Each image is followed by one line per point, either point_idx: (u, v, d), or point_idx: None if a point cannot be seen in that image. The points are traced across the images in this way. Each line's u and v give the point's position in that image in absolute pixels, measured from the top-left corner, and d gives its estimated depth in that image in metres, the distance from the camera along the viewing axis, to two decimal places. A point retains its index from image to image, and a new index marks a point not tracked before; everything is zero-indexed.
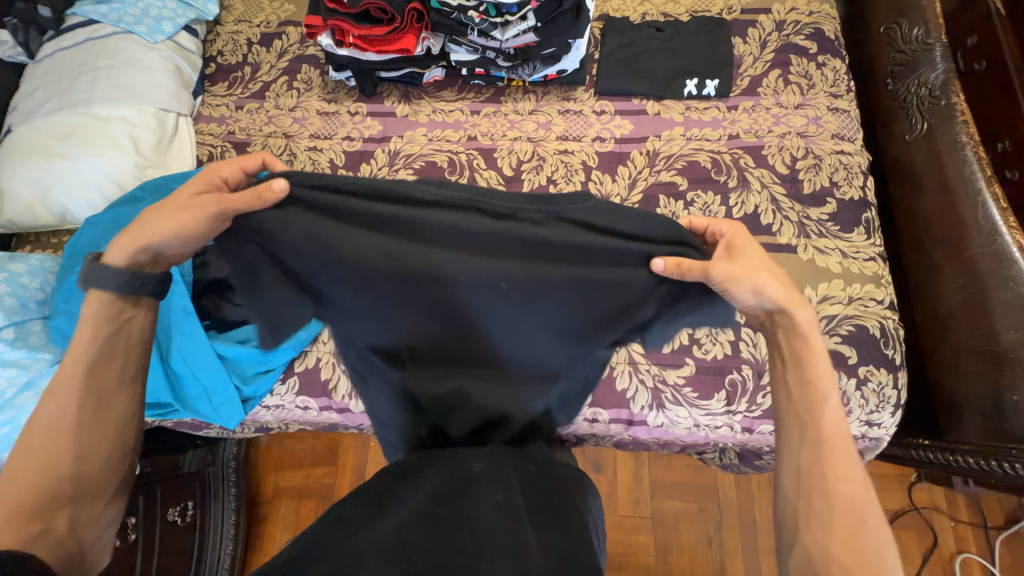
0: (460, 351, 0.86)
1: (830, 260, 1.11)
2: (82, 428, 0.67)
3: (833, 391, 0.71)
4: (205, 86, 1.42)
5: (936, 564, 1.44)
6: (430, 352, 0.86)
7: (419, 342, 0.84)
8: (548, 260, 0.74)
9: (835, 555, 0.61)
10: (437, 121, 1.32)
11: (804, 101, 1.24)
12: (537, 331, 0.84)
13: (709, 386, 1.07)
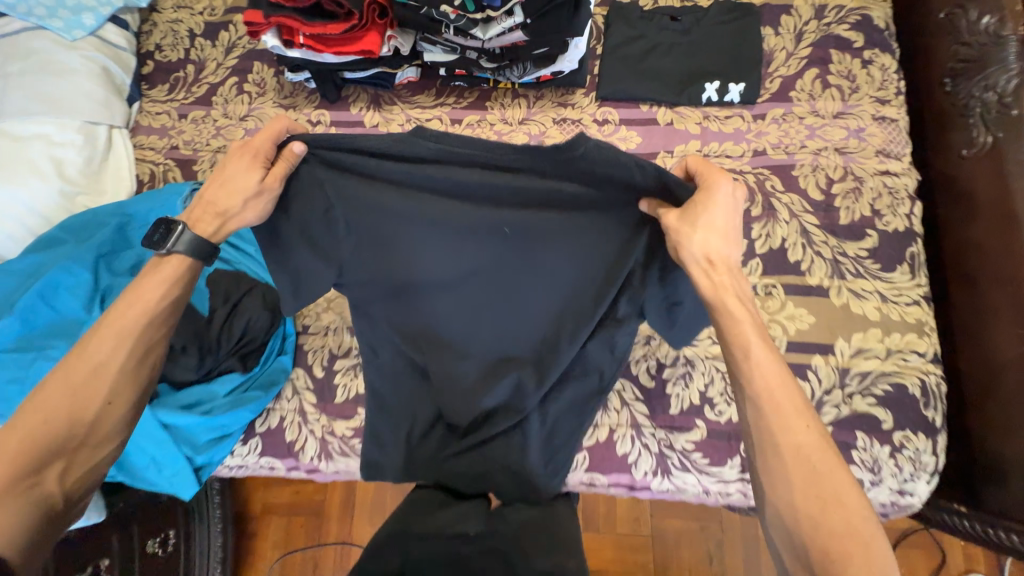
0: (460, 349, 0.91)
1: (866, 306, 0.96)
2: (118, 380, 0.71)
3: (756, 341, 0.68)
4: (142, 89, 1.22)
5: None
6: (429, 354, 0.92)
7: (426, 348, 0.92)
8: (535, 238, 0.80)
9: (831, 540, 0.58)
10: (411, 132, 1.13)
11: (844, 109, 1.05)
12: (528, 317, 0.88)
13: (722, 452, 0.94)
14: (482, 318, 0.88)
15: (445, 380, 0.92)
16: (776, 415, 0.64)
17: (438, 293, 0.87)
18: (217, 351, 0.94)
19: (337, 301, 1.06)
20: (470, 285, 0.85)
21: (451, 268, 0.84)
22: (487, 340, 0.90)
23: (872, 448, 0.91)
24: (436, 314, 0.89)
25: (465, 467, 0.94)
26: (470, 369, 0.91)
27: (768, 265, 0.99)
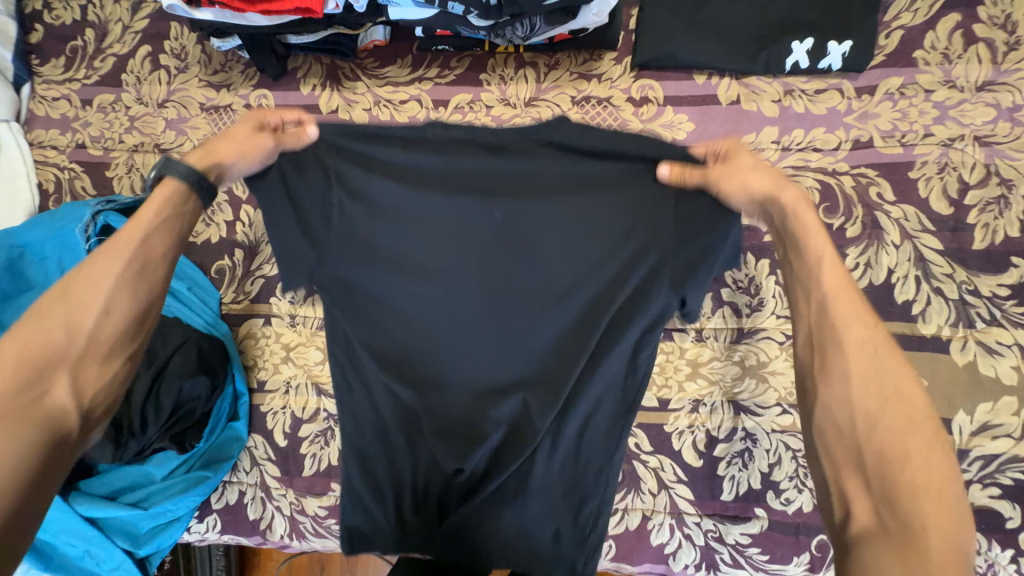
0: (445, 379, 0.63)
1: (1001, 366, 0.70)
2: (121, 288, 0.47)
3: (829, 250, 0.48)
4: (32, 66, 0.93)
5: None
6: (405, 387, 0.63)
7: (402, 381, 0.63)
8: (548, 210, 0.59)
9: (902, 457, 0.38)
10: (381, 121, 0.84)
11: (994, 78, 0.73)
12: (539, 323, 0.61)
13: (785, 549, 0.74)
14: (479, 330, 0.62)
15: (430, 423, 0.63)
16: (835, 298, 0.45)
17: (417, 301, 0.62)
18: (142, 432, 0.73)
19: (299, 348, 0.84)
20: (466, 282, 0.61)
21: (438, 260, 0.61)
22: (485, 359, 0.62)
23: (989, 552, 0.70)
24: (416, 325, 0.62)
25: (456, 546, 0.65)
26: (462, 405, 0.63)
27: (865, 307, 0.73)
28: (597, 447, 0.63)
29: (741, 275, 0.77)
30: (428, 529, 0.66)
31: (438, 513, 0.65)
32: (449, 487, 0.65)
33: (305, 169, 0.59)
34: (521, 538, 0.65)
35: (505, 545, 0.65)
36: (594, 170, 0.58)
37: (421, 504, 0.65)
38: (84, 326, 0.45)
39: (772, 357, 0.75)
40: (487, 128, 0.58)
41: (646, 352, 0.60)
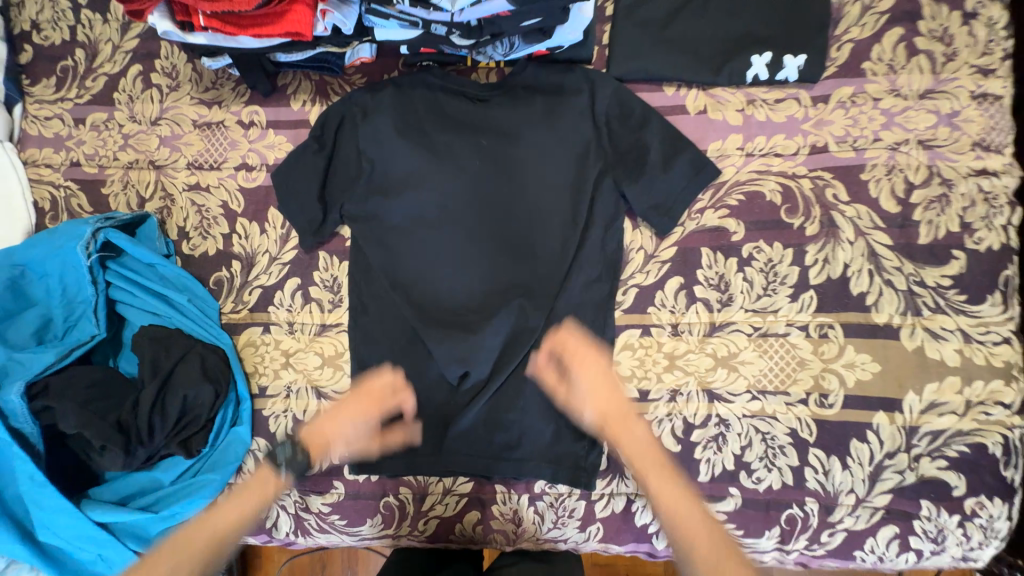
0: (458, 287, 0.84)
1: (945, 349, 0.77)
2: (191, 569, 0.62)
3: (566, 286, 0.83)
4: (22, 86, 0.95)
5: None
6: (428, 295, 0.84)
7: (424, 289, 0.85)
8: (526, 158, 0.84)
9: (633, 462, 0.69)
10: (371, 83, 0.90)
11: (934, 86, 0.80)
12: (529, 241, 0.84)
13: (757, 523, 0.81)
14: (482, 249, 0.84)
15: (444, 322, 0.83)
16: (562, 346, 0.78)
17: (434, 230, 0.85)
18: (149, 441, 0.76)
19: (298, 354, 0.88)
20: (469, 212, 0.85)
21: (447, 197, 0.85)
22: (487, 271, 0.84)
23: (938, 517, 0.78)
24: (430, 246, 0.85)
25: (477, 434, 0.83)
26: (472, 306, 0.84)
27: (823, 299, 0.80)
28: (583, 342, 0.83)
29: (712, 273, 0.82)
30: (448, 420, 0.83)
31: (455, 407, 0.83)
32: (462, 383, 0.83)
33: (342, 134, 0.88)
34: (530, 428, 0.82)
35: (516, 432, 0.82)
36: (557, 130, 0.84)
37: (442, 399, 0.84)
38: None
39: (742, 348, 0.81)
40: (460, 94, 0.86)
41: (609, 253, 0.83)
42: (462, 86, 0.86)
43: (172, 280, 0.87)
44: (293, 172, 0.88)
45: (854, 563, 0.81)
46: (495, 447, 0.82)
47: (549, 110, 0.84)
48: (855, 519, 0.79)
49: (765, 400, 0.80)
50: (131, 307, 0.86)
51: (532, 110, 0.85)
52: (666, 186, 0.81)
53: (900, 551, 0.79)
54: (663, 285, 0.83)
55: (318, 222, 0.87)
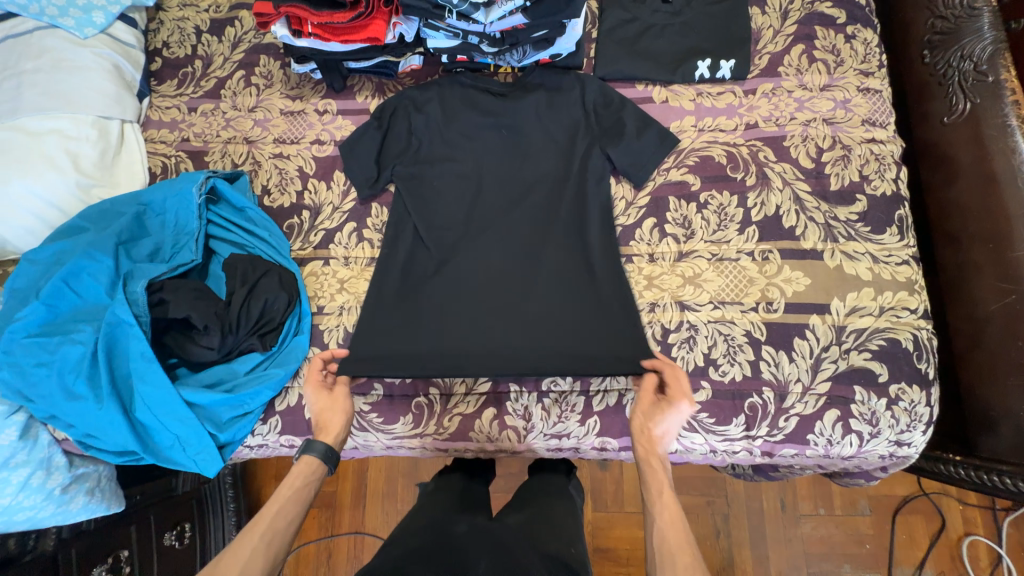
0: (480, 229, 1.08)
1: (859, 266, 1.00)
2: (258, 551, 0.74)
3: (557, 265, 1.05)
4: (151, 85, 1.26)
5: (943, 547, 1.49)
6: (457, 235, 1.08)
7: (452, 230, 1.09)
8: (534, 135, 1.12)
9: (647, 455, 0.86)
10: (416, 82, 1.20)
11: (830, 82, 1.10)
12: (536, 195, 1.09)
13: (727, 412, 0.98)
14: (498, 199, 1.10)
15: (467, 254, 1.07)
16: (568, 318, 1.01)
17: (462, 187, 1.11)
18: (236, 331, 0.97)
19: (352, 281, 1.09)
20: (490, 174, 1.11)
21: (473, 162, 1.12)
22: (503, 217, 1.08)
23: (869, 401, 0.96)
24: (457, 199, 1.10)
25: (494, 342, 1.00)
26: (489, 241, 1.07)
27: (763, 232, 1.04)
28: (580, 268, 1.05)
29: (678, 215, 1.07)
30: (469, 333, 1.01)
31: (476, 321, 1.02)
32: (481, 302, 1.03)
33: (392, 116, 1.15)
34: (537, 336, 1.01)
35: (524, 338, 1.00)
36: (557, 116, 1.12)
37: (465, 315, 1.03)
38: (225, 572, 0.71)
39: (704, 269, 1.03)
40: (483, 88, 1.16)
41: (598, 202, 1.08)
42: (486, 85, 1.16)
43: (257, 222, 1.10)
44: (356, 141, 1.13)
45: (809, 448, 0.97)
46: (508, 355, 0.99)
47: (551, 100, 1.13)
48: (805, 405, 0.96)
49: (724, 308, 1.01)
50: (222, 241, 1.09)
51: (539, 101, 1.14)
52: (638, 147, 1.08)
53: (844, 433, 0.96)
54: (641, 224, 1.07)
55: (373, 178, 1.12)
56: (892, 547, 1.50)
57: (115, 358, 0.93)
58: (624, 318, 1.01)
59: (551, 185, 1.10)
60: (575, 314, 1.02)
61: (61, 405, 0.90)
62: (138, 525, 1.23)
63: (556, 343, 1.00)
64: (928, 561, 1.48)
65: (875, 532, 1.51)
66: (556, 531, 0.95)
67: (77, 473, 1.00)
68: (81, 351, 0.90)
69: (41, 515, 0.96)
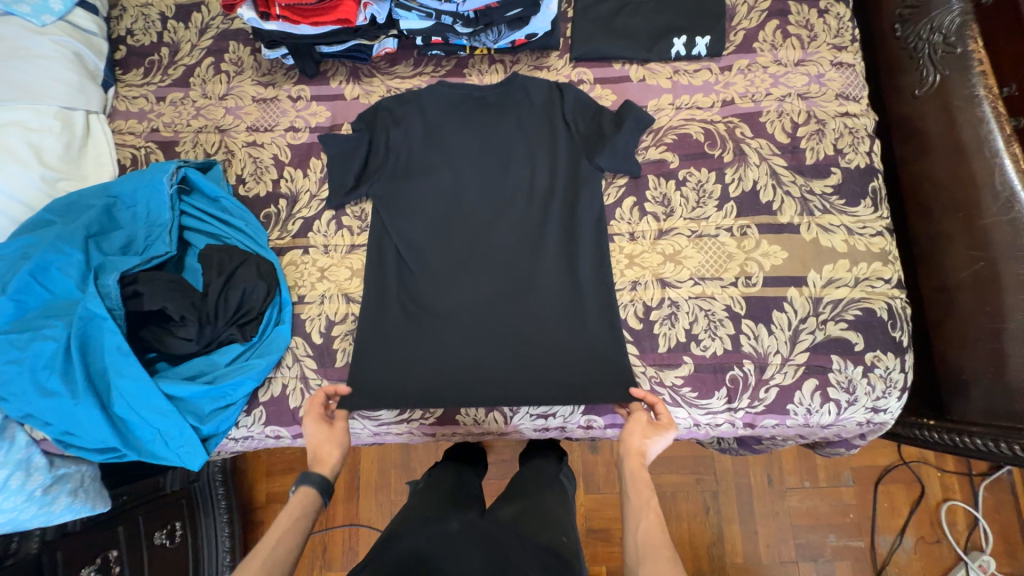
0: (461, 247, 1.05)
1: (835, 239, 1.02)
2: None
3: (541, 278, 1.03)
4: (116, 75, 1.22)
5: (923, 513, 1.54)
6: (438, 252, 1.06)
7: (431, 247, 1.06)
8: (516, 146, 1.09)
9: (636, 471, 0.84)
10: (397, 93, 1.16)
11: (805, 57, 1.11)
12: (518, 210, 1.07)
13: (709, 385, 0.99)
14: (479, 214, 1.07)
15: (448, 273, 1.04)
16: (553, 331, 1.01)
17: (444, 202, 1.08)
18: (215, 321, 0.95)
19: (332, 269, 1.08)
20: (471, 189, 1.08)
21: (451, 175, 1.09)
22: (486, 233, 1.06)
23: (846, 369, 0.98)
24: (436, 215, 1.07)
25: (473, 365, 0.99)
26: (470, 258, 1.05)
27: (741, 208, 1.05)
28: (563, 286, 1.03)
29: (658, 193, 1.07)
30: (451, 356, 1.00)
31: (457, 344, 1.00)
32: (463, 324, 1.01)
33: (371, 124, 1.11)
34: (523, 355, 0.99)
35: (510, 358, 0.99)
36: (536, 123, 1.10)
37: (446, 338, 1.01)
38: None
39: (684, 247, 1.04)
40: (460, 95, 1.12)
41: (580, 208, 1.06)
42: (468, 90, 1.12)
43: (233, 212, 1.08)
44: (336, 147, 1.08)
45: (789, 418, 1.00)
46: (491, 380, 0.98)
47: (534, 109, 1.11)
48: (784, 375, 0.98)
49: (704, 284, 1.02)
50: (197, 232, 1.07)
51: (522, 109, 1.11)
52: (625, 145, 1.05)
53: (822, 401, 0.98)
54: (621, 203, 1.07)
55: (349, 186, 1.07)
56: (874, 516, 1.54)
57: (90, 354, 0.91)
58: (606, 334, 1.01)
59: (534, 188, 1.08)
60: (558, 333, 1.01)
61: (36, 403, 0.88)
62: (127, 525, 1.22)
63: (540, 365, 0.99)
64: (908, 527, 1.53)
65: (859, 502, 1.56)
66: (547, 523, 0.95)
67: (58, 473, 0.98)
68: (54, 347, 0.88)
69: (23, 517, 0.93)
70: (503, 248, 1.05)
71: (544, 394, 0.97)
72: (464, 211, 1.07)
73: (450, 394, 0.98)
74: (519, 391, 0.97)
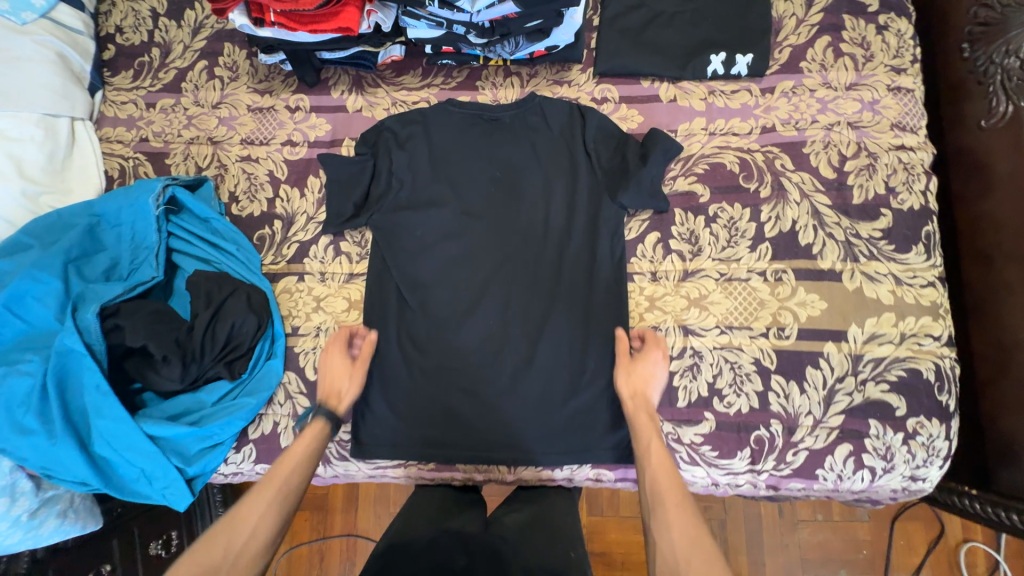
0: (468, 289, 0.99)
1: (881, 289, 0.92)
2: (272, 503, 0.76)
3: (551, 328, 0.96)
4: (104, 77, 1.14)
5: (941, 556, 1.46)
6: (444, 294, 0.99)
7: (435, 287, 0.99)
8: (530, 180, 1.00)
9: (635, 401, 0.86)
10: (398, 115, 1.06)
11: (858, 80, 0.99)
12: (530, 250, 0.99)
13: (731, 444, 0.91)
14: (487, 252, 0.99)
15: (452, 317, 0.98)
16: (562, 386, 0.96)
17: (451, 239, 1.00)
18: (200, 359, 0.89)
19: (329, 299, 1.01)
20: (480, 225, 1.00)
21: (459, 207, 1.01)
22: (494, 275, 0.99)
23: (884, 436, 0.89)
24: (441, 252, 1.00)
25: (477, 418, 0.96)
26: (477, 302, 0.98)
27: (777, 249, 0.95)
28: (575, 336, 0.96)
29: (684, 229, 0.98)
30: (455, 408, 0.96)
31: (460, 396, 0.96)
32: (467, 374, 0.96)
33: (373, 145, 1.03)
34: (528, 409, 0.95)
35: (515, 412, 0.96)
36: (553, 152, 1.01)
37: (449, 389, 0.96)
38: (238, 542, 0.72)
39: (711, 291, 0.95)
40: (472, 117, 1.03)
41: (597, 251, 0.98)
42: (479, 112, 1.03)
43: (224, 235, 1.01)
44: (337, 169, 1.01)
45: (817, 482, 0.91)
46: (494, 435, 0.95)
47: (551, 138, 1.01)
48: (815, 439, 0.90)
49: (731, 333, 0.93)
50: (186, 255, 1.00)
51: (539, 137, 1.02)
52: (651, 180, 0.96)
53: (855, 468, 0.90)
54: (643, 239, 0.98)
55: (348, 215, 1.00)
56: (890, 556, 1.47)
57: (68, 390, 0.85)
58: (618, 390, 0.95)
59: (548, 224, 0.99)
60: (565, 387, 0.95)
61: (11, 441, 0.83)
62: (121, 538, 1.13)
63: (545, 421, 0.95)
64: (925, 569, 1.45)
65: (873, 540, 1.48)
66: (553, 539, 0.86)
67: (44, 496, 0.92)
68: (29, 383, 0.83)
69: (6, 542, 0.87)
70: (512, 291, 0.98)
71: (548, 450, 0.95)
72: (471, 249, 1.00)
73: (452, 446, 0.96)
74: (522, 446, 0.95)
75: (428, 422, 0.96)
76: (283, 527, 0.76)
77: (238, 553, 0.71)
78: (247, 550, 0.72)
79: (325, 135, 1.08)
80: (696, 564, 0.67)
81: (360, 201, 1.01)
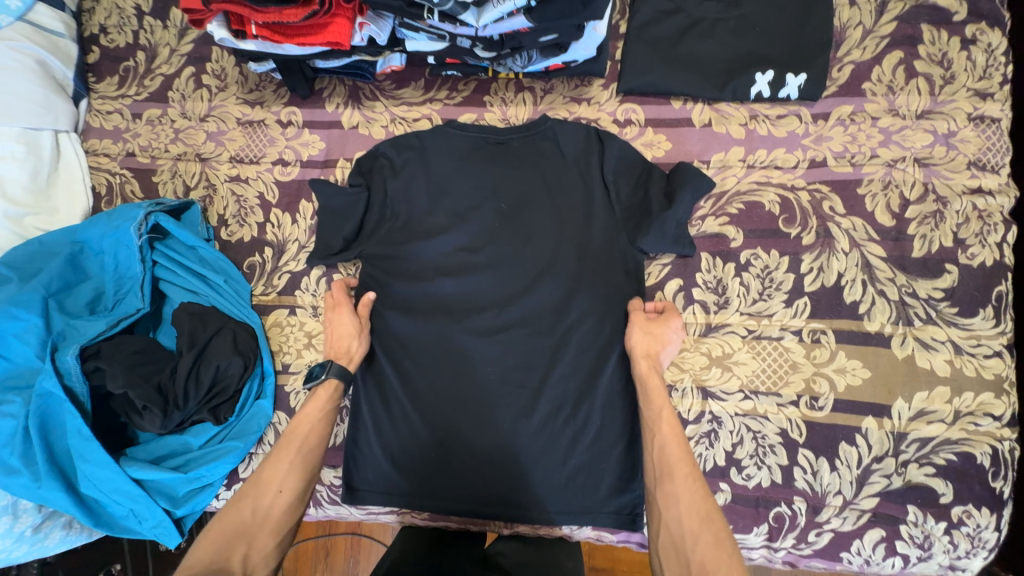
0: (466, 333, 0.89)
1: (935, 359, 0.80)
2: (291, 469, 0.78)
3: (556, 382, 0.87)
4: (87, 83, 1.06)
5: None
6: (438, 336, 0.89)
7: (430, 328, 0.89)
8: (538, 213, 0.89)
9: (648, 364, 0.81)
10: (395, 135, 0.96)
11: (932, 107, 0.84)
12: (535, 293, 0.88)
13: (746, 519, 0.82)
14: (488, 291, 0.89)
15: (448, 362, 0.89)
16: (565, 444, 0.87)
17: (449, 276, 0.90)
18: (184, 404, 0.85)
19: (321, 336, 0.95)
20: (482, 262, 0.90)
21: (460, 239, 0.91)
22: (495, 317, 0.89)
23: (923, 523, 0.79)
24: (437, 290, 0.90)
25: (471, 472, 0.88)
26: (475, 347, 0.88)
27: (816, 306, 0.83)
28: (580, 390, 0.87)
29: (710, 276, 0.87)
30: (448, 460, 0.89)
31: (454, 448, 0.88)
32: (462, 425, 0.88)
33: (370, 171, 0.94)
34: (526, 467, 0.88)
35: (513, 469, 0.88)
36: (566, 182, 0.89)
37: (443, 440, 0.89)
38: (265, 504, 0.75)
39: (736, 349, 0.85)
40: (478, 136, 0.92)
41: (611, 299, 0.87)
42: (483, 134, 0.92)
43: (211, 264, 0.95)
44: (328, 195, 0.92)
45: (840, 565, 0.82)
46: (488, 492, 0.88)
47: (564, 165, 0.90)
48: (842, 520, 0.80)
49: (757, 400, 0.83)
50: (173, 286, 0.95)
51: (549, 164, 0.90)
52: (676, 224, 0.84)
53: (886, 555, 0.80)
54: (663, 285, 0.89)
55: (336, 249, 0.91)
56: None
57: (52, 433, 0.83)
58: (624, 451, 0.87)
59: (556, 262, 0.88)
60: (567, 445, 0.87)
61: None
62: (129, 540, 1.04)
63: (544, 480, 0.88)
64: None
65: None
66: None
67: (48, 509, 0.85)
68: (12, 427, 0.80)
69: (13, 556, 0.82)
70: (515, 336, 0.88)
71: (545, 512, 0.87)
72: (471, 288, 0.90)
73: (444, 500, 0.89)
74: (517, 505, 0.88)
75: (419, 473, 0.90)
76: (305, 489, 0.79)
77: (264, 516, 0.74)
78: (269, 519, 0.74)
79: (321, 154, 1.00)
80: (705, 541, 0.65)
81: (352, 232, 0.92)
